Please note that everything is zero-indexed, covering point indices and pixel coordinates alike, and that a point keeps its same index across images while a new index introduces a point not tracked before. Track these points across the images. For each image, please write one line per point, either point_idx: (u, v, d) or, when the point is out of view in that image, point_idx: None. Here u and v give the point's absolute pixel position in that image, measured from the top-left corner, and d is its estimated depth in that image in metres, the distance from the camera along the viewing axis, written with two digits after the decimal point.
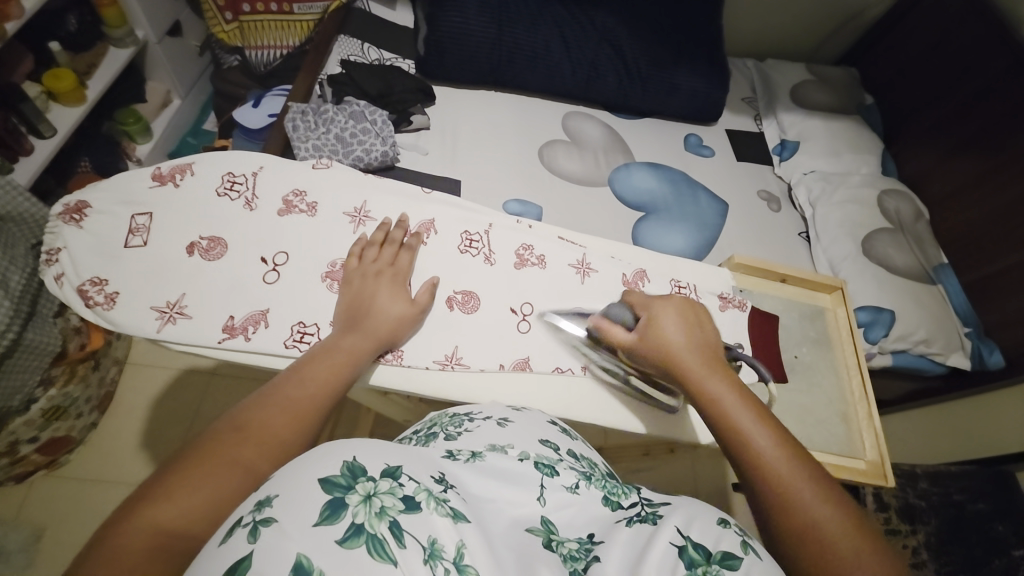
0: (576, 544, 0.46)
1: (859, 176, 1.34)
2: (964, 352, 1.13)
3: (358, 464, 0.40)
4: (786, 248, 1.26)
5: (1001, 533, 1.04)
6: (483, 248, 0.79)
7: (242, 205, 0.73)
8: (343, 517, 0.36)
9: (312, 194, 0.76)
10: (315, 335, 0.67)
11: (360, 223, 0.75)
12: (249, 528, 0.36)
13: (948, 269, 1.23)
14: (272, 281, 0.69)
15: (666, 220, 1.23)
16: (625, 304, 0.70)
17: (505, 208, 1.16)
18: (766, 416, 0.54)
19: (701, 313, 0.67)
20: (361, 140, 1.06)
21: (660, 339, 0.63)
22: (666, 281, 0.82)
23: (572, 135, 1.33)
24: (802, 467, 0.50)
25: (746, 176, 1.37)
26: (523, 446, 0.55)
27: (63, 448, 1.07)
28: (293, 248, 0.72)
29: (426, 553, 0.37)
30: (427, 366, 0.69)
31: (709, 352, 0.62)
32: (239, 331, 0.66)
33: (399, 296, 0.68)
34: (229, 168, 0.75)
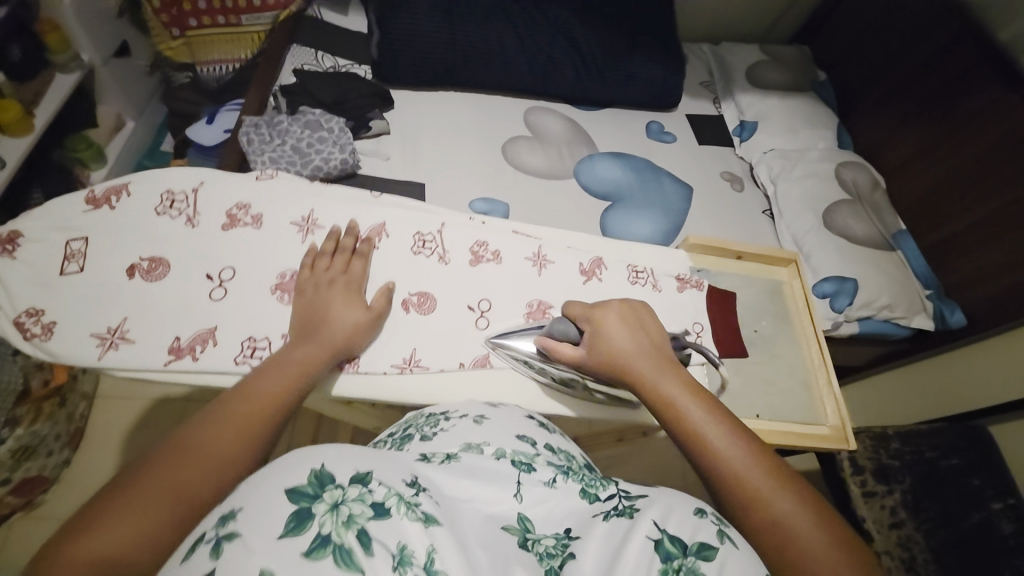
0: (552, 540, 0.44)
1: (817, 151, 1.37)
2: (927, 314, 1.16)
3: (327, 473, 0.39)
4: (751, 226, 1.28)
5: (976, 487, 1.05)
6: (436, 247, 0.79)
7: (183, 223, 0.72)
8: (308, 529, 0.35)
9: (256, 206, 0.75)
10: (267, 348, 0.66)
11: (307, 232, 0.74)
12: (211, 544, 0.35)
13: (906, 234, 1.26)
14: (219, 298, 0.68)
15: (632, 207, 1.24)
16: (567, 320, 0.71)
17: (472, 207, 1.16)
18: (720, 412, 0.57)
19: (643, 315, 0.68)
20: (318, 149, 1.05)
21: (610, 350, 0.64)
22: (624, 267, 0.83)
23: (534, 130, 1.33)
24: (754, 456, 0.52)
25: (709, 159, 1.39)
26: (499, 444, 0.54)
27: (38, 487, 1.02)
28: (240, 263, 0.70)
29: (395, 561, 0.36)
30: (386, 371, 0.69)
31: (662, 354, 0.64)
32: (186, 351, 0.64)
33: (353, 303, 0.67)
34: (168, 186, 0.73)
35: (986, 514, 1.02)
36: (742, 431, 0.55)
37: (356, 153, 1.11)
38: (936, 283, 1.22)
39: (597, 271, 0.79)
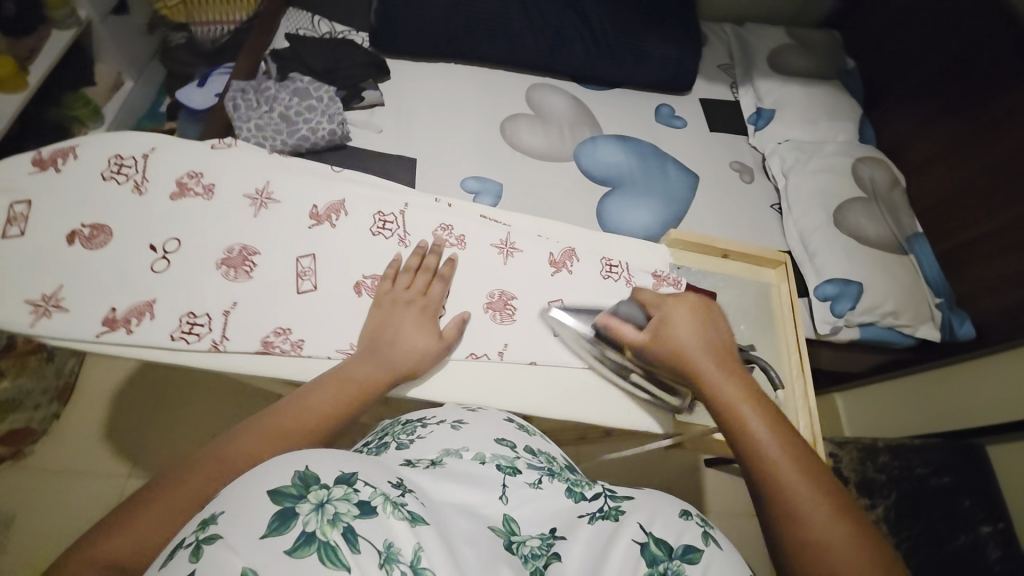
0: (538, 541, 0.46)
1: (835, 144, 1.28)
2: (934, 324, 1.10)
3: (311, 473, 0.38)
4: (756, 221, 1.22)
5: (966, 508, 1.01)
6: (397, 229, 0.75)
7: (130, 189, 0.69)
8: (293, 526, 0.34)
9: (209, 175, 0.72)
10: (207, 326, 0.63)
11: (261, 205, 0.71)
12: (191, 548, 0.35)
13: (922, 238, 1.19)
14: (161, 270, 0.65)
15: (631, 193, 1.19)
16: (636, 304, 0.69)
17: (462, 184, 1.12)
18: (781, 424, 0.55)
19: (712, 313, 0.66)
20: (306, 118, 1.01)
21: (671, 342, 0.62)
22: (597, 259, 0.81)
23: (536, 108, 1.27)
24: (808, 473, 0.51)
25: (719, 148, 1.32)
26: (478, 448, 0.55)
27: (26, 439, 1.04)
28: (186, 234, 0.68)
29: (382, 558, 0.35)
30: (330, 355, 0.64)
31: (728, 357, 0.62)
32: (120, 323, 0.62)
33: (425, 327, 0.64)
34: (117, 151, 0.71)
35: (974, 537, 0.98)
36: (799, 449, 0.53)
37: (346, 124, 1.07)
38: (949, 291, 1.15)
39: (567, 263, 0.77)
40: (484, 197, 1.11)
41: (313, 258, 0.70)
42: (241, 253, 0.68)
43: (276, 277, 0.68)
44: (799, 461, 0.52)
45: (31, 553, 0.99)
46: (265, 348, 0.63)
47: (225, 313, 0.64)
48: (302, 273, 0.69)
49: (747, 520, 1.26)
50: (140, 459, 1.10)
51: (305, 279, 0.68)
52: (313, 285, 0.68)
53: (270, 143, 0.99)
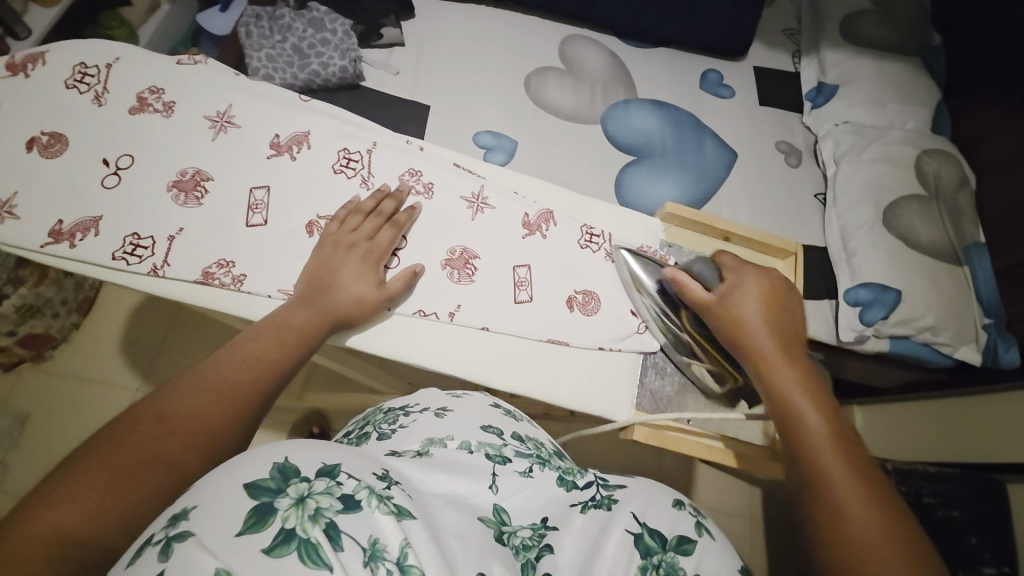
0: (529, 531, 0.41)
1: (902, 131, 1.11)
2: (976, 345, 0.97)
3: (290, 464, 0.34)
4: (794, 209, 1.08)
5: (974, 546, 0.91)
6: (360, 169, 0.72)
7: (90, 99, 0.69)
8: (270, 524, 0.31)
9: (170, 92, 0.71)
10: (148, 249, 0.63)
11: (220, 129, 0.70)
12: (160, 547, 0.30)
13: (982, 249, 1.04)
14: (111, 185, 0.65)
15: (659, 165, 1.04)
16: (711, 262, 0.69)
17: (476, 139, 1.00)
18: (853, 453, 0.50)
19: (789, 312, 0.64)
20: (319, 52, 0.96)
21: (739, 308, 0.63)
22: (577, 226, 0.76)
23: (569, 63, 1.12)
24: (869, 493, 0.46)
25: (766, 124, 1.17)
26: (464, 436, 0.48)
27: (46, 343, 1.09)
28: (138, 151, 0.67)
29: (366, 556, 0.32)
30: (270, 294, 0.63)
31: (797, 355, 0.60)
32: (65, 237, 0.62)
33: (366, 274, 0.62)
34: (82, 60, 0.71)
35: None
36: (866, 467, 0.49)
37: (361, 60, 1.00)
38: (1001, 310, 1.01)
39: (540, 226, 0.73)
40: (497, 154, 1.00)
41: (266, 190, 0.69)
42: (194, 177, 0.67)
43: (223, 206, 0.67)
44: (867, 481, 0.47)
45: (47, 446, 1.08)
46: (204, 278, 0.63)
47: (170, 238, 0.64)
48: (254, 206, 0.67)
49: (734, 523, 1.21)
50: (148, 375, 1.17)
51: (257, 211, 0.67)
52: (263, 219, 0.67)
53: (280, 75, 0.95)
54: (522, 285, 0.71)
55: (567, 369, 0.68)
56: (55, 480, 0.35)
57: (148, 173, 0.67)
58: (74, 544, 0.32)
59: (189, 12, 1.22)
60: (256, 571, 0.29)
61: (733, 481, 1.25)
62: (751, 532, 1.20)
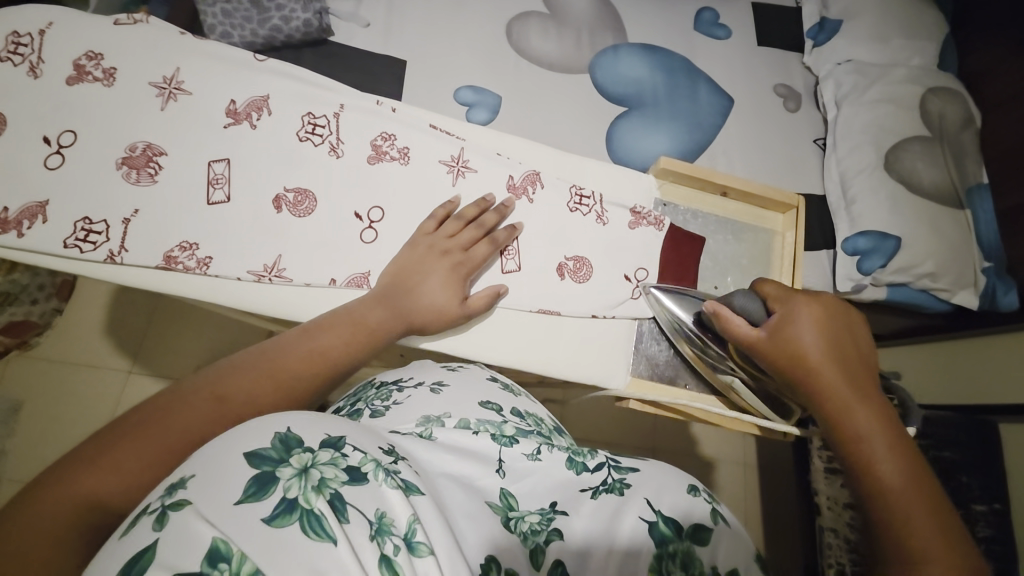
0: (537, 515, 0.39)
1: (907, 68, 1.05)
2: (974, 290, 0.96)
3: (293, 435, 0.32)
4: (792, 157, 1.04)
5: (963, 484, 0.94)
6: (328, 135, 0.68)
7: (25, 71, 0.63)
8: (271, 493, 0.29)
9: (110, 58, 0.65)
10: (102, 234, 0.59)
11: (169, 97, 0.65)
12: (156, 515, 0.28)
13: (985, 191, 1.01)
14: (55, 166, 0.60)
15: (650, 116, 0.99)
16: (754, 295, 0.61)
17: (456, 97, 0.94)
18: (938, 504, 0.42)
19: (850, 329, 0.56)
20: (278, 3, 0.86)
21: (791, 342, 0.54)
22: (565, 187, 0.72)
23: (553, 7, 1.04)
24: (936, 524, 0.41)
25: (764, 65, 1.10)
26: (462, 414, 0.47)
27: (29, 330, 1.03)
28: (82, 127, 0.62)
29: (372, 529, 0.30)
30: (239, 277, 0.61)
31: (863, 376, 0.52)
32: (11, 225, 0.58)
33: (451, 287, 0.60)
34: (10, 25, 0.64)
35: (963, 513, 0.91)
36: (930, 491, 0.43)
37: (326, 12, 0.92)
38: (1001, 254, 1.00)
39: (526, 189, 0.69)
40: (479, 111, 0.94)
41: (227, 163, 0.64)
42: (145, 153, 0.63)
43: (184, 183, 0.63)
44: (934, 509, 0.42)
45: (43, 432, 1.08)
46: (166, 262, 0.60)
47: (125, 221, 0.60)
48: (215, 180, 0.63)
49: (728, 472, 1.24)
50: (137, 359, 1.15)
51: (217, 187, 0.63)
52: (225, 195, 0.63)
53: (239, 34, 0.87)
54: (509, 254, 0.68)
55: (559, 338, 0.67)
56: (107, 444, 0.34)
57: (96, 150, 0.62)
58: (104, 514, 0.31)
59: None
60: (256, 540, 0.27)
61: (727, 433, 1.28)
62: (744, 480, 1.24)
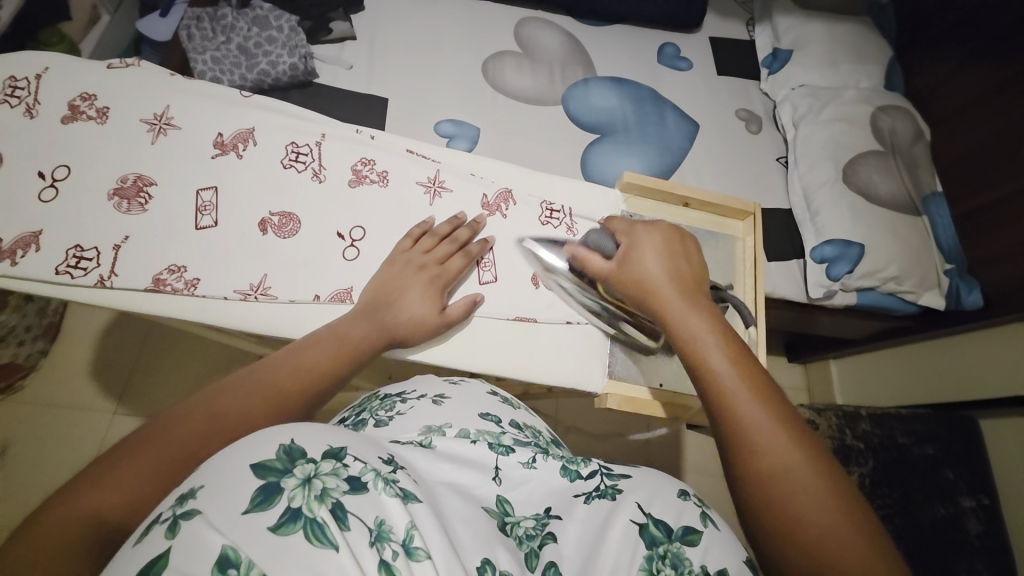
0: (532, 521, 0.40)
1: (856, 90, 1.13)
2: (939, 291, 1.01)
3: (296, 445, 0.32)
4: (757, 172, 1.10)
5: (950, 480, 0.95)
6: (311, 162, 0.71)
7: (22, 112, 0.66)
8: (276, 503, 0.29)
9: (104, 98, 0.69)
10: (94, 261, 0.61)
11: (159, 132, 0.68)
12: (167, 524, 0.28)
13: (940, 199, 1.08)
14: (48, 199, 0.63)
15: (620, 140, 1.05)
16: (608, 232, 0.67)
17: (437, 129, 0.99)
18: (755, 372, 0.46)
19: (683, 245, 0.62)
20: (266, 50, 0.93)
21: (636, 266, 0.60)
22: (536, 203, 0.76)
23: (524, 45, 1.11)
24: (749, 375, 0.46)
25: (725, 91, 1.18)
26: (462, 424, 0.48)
27: (18, 373, 1.04)
28: (77, 162, 0.65)
29: (372, 536, 0.30)
30: (226, 296, 0.62)
31: (692, 284, 0.57)
32: (5, 254, 0.60)
33: (430, 299, 0.62)
34: (9, 71, 0.68)
35: (954, 510, 0.92)
36: (776, 399, 0.44)
37: (311, 57, 0.98)
38: (962, 257, 1.05)
39: (498, 206, 0.72)
40: (459, 142, 0.99)
41: (214, 191, 0.67)
42: (136, 184, 0.65)
43: (174, 210, 0.65)
44: (747, 373, 0.46)
45: (21, 478, 1.04)
46: (156, 285, 0.61)
47: (116, 247, 0.62)
48: (202, 208, 0.66)
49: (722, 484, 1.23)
50: (124, 398, 1.14)
51: (205, 213, 0.66)
52: (213, 220, 0.66)
53: (228, 77, 0.91)
54: (487, 266, 0.71)
55: (536, 344, 0.69)
56: (109, 465, 0.35)
57: (88, 183, 0.64)
58: (111, 530, 0.32)
59: (131, 20, 1.11)
60: (262, 546, 0.27)
61: None
62: None
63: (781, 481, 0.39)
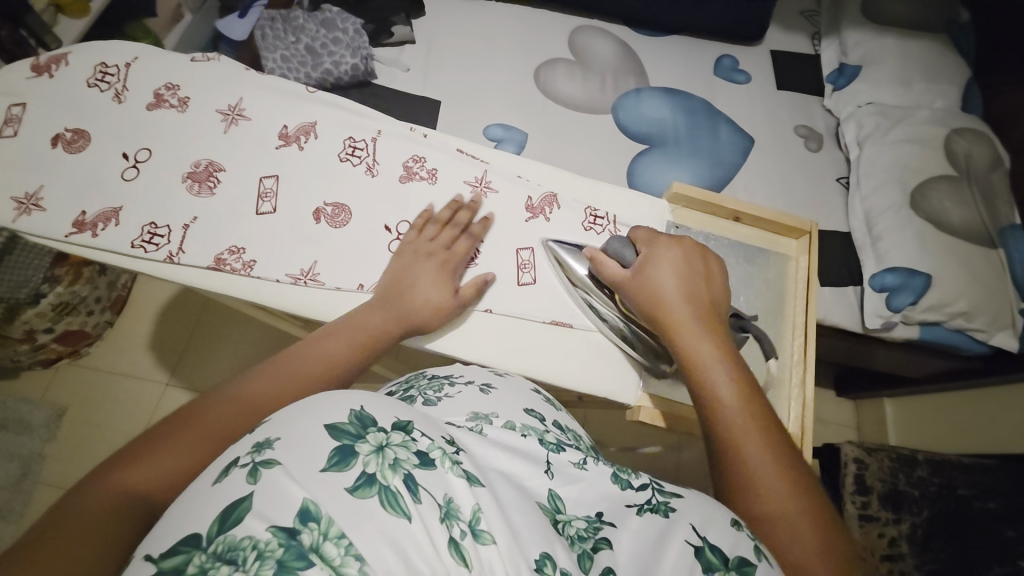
0: (583, 523, 0.39)
1: (930, 111, 1.06)
2: (1012, 332, 0.93)
3: (368, 413, 0.33)
4: (815, 191, 1.05)
5: (1009, 540, 0.84)
6: (366, 157, 0.74)
7: (111, 97, 0.73)
8: (353, 465, 0.30)
9: (184, 89, 0.74)
10: (164, 237, 0.66)
11: (231, 122, 0.73)
12: (247, 469, 0.30)
13: (1018, 232, 0.99)
14: (130, 177, 0.68)
15: (671, 151, 1.03)
16: (627, 239, 0.66)
17: (485, 132, 1.01)
18: (764, 416, 0.48)
19: (709, 264, 0.62)
20: (330, 51, 0.98)
21: (656, 279, 0.59)
22: (581, 209, 0.75)
23: (578, 53, 1.12)
24: (757, 418, 0.48)
25: (785, 106, 1.14)
26: (509, 416, 0.47)
27: (82, 340, 1.15)
28: (156, 146, 0.70)
29: (442, 512, 0.31)
30: (278, 279, 0.66)
31: (711, 311, 0.57)
32: (88, 227, 0.65)
33: (442, 282, 0.64)
34: (102, 60, 0.74)
35: None
36: (780, 445, 0.47)
37: (371, 58, 1.02)
38: None
39: (542, 209, 0.73)
40: (507, 146, 1.00)
41: (275, 179, 0.71)
42: (207, 168, 0.70)
43: (239, 195, 0.69)
44: (755, 415, 0.48)
45: (81, 436, 1.14)
46: (216, 264, 0.65)
47: (185, 227, 0.67)
48: (264, 194, 0.70)
49: None
50: (176, 370, 1.21)
51: (266, 200, 0.70)
52: (272, 207, 0.69)
53: (294, 75, 0.97)
54: (525, 268, 0.71)
55: (569, 349, 0.68)
56: (135, 451, 0.37)
57: (165, 166, 0.69)
58: (143, 506, 0.34)
59: (210, 20, 1.19)
60: (341, 506, 0.28)
61: None
62: None
63: (776, 525, 0.42)
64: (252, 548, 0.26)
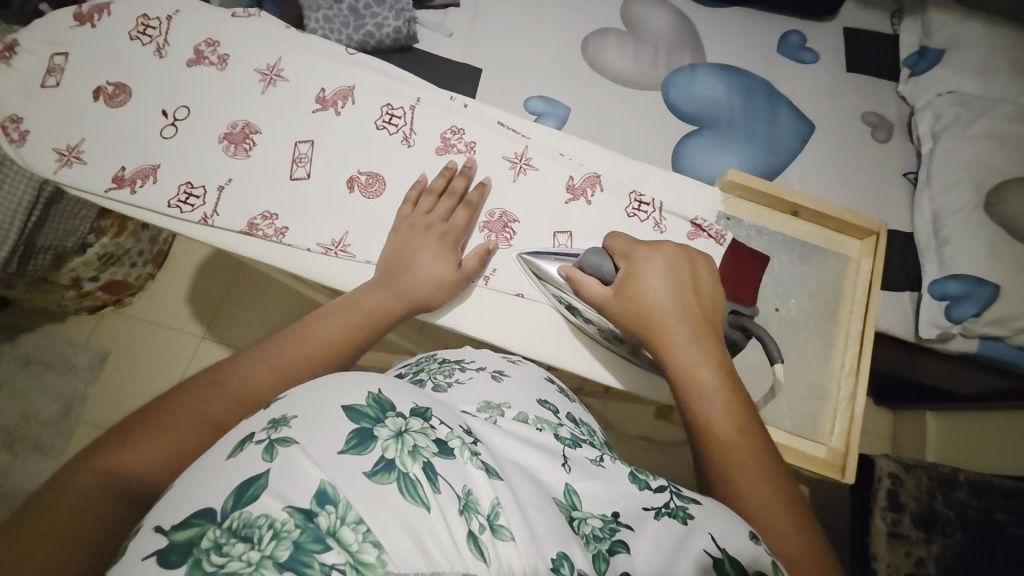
0: (599, 521, 0.36)
1: (1021, 104, 0.95)
2: None
3: (386, 397, 0.33)
4: (878, 187, 0.96)
5: None
6: (403, 126, 0.72)
7: (152, 51, 0.72)
8: (371, 450, 0.29)
9: (224, 46, 0.73)
10: (199, 198, 0.66)
11: (269, 82, 0.72)
12: (264, 445, 0.29)
13: None
14: (169, 135, 0.69)
15: (724, 135, 0.96)
16: (604, 251, 0.62)
17: (525, 105, 0.97)
18: (747, 420, 0.48)
19: (697, 267, 0.59)
20: (374, 12, 0.94)
21: (638, 298, 0.56)
22: (625, 192, 0.71)
23: (631, 23, 1.04)
24: (739, 422, 0.47)
25: (853, 90, 1.04)
26: (522, 407, 0.46)
27: (125, 290, 1.20)
28: (195, 104, 0.70)
29: (461, 504, 0.30)
30: (309, 248, 0.65)
31: (700, 310, 0.55)
32: (127, 183, 0.66)
33: (444, 257, 0.62)
34: (145, 12, 0.74)
35: None
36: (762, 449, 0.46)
37: (414, 21, 0.98)
38: None
39: (584, 191, 0.69)
40: (547, 120, 0.96)
41: (310, 144, 0.70)
42: (244, 130, 0.70)
43: (273, 158, 0.69)
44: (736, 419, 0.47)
45: (121, 380, 1.20)
46: (249, 229, 0.65)
47: (220, 189, 0.67)
48: (298, 159, 0.69)
49: None
50: (209, 327, 1.26)
51: (300, 164, 0.69)
52: (306, 172, 0.69)
53: (337, 36, 0.94)
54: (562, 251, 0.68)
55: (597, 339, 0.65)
56: (129, 429, 0.37)
57: (203, 126, 0.69)
58: (137, 484, 0.35)
59: None
60: (359, 492, 0.28)
61: None
62: None
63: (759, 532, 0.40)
64: (269, 527, 0.25)
